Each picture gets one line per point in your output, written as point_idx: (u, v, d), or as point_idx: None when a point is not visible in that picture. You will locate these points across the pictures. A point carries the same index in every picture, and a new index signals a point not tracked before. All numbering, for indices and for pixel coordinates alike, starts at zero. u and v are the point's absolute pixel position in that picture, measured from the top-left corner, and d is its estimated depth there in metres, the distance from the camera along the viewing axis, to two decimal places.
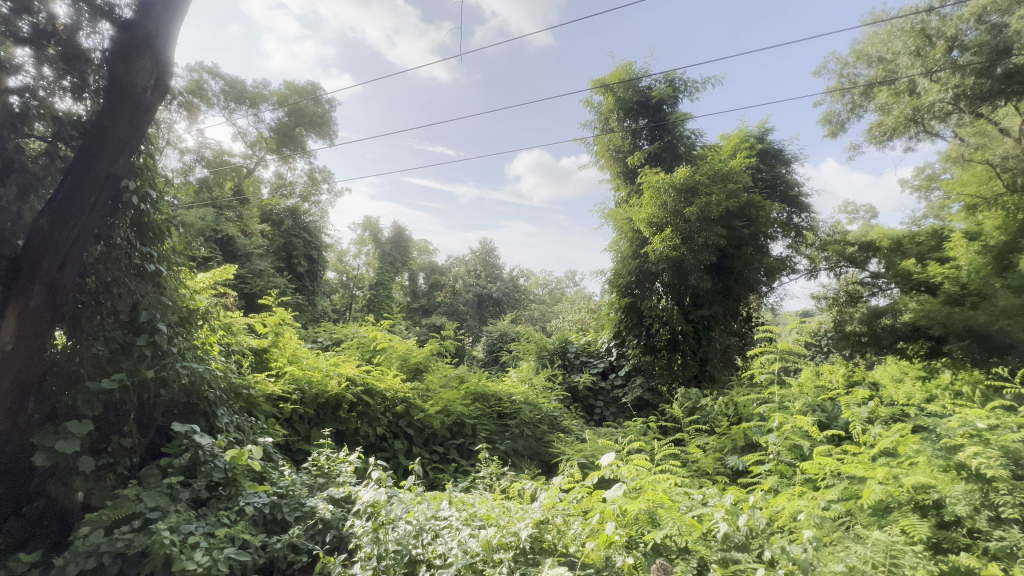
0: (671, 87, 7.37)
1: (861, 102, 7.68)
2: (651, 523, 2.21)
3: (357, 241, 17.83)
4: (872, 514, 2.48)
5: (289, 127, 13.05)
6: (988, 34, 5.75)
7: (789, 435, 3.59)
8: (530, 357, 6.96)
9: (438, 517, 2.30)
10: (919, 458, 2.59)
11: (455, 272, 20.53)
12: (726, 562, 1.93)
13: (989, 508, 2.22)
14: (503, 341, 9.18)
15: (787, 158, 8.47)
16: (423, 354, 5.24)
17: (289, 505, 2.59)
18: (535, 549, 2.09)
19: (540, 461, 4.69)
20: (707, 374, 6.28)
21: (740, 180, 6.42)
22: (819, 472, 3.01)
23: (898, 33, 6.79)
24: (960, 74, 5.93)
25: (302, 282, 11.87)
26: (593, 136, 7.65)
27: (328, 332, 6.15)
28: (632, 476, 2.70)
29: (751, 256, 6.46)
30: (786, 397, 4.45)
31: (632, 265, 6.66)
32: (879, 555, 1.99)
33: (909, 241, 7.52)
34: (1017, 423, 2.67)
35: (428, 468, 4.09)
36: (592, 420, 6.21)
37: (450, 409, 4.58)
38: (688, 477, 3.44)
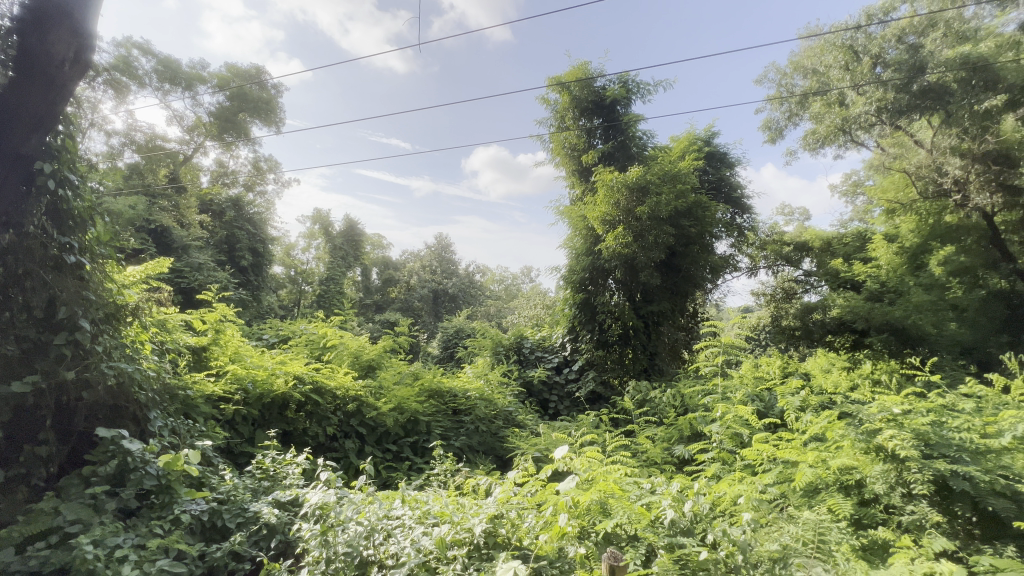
0: (624, 89, 7.53)
1: (796, 111, 8.15)
2: (602, 513, 2.27)
3: (306, 235, 17.10)
4: (803, 495, 2.70)
5: (230, 112, 12.29)
6: (907, 53, 6.30)
7: (731, 424, 3.80)
8: (486, 353, 6.96)
9: (390, 516, 2.26)
10: (844, 441, 2.79)
11: (410, 268, 20.16)
12: (673, 547, 2.01)
13: (903, 486, 2.42)
14: (459, 337, 9.11)
15: (731, 161, 8.89)
16: (376, 351, 5.10)
17: (230, 511, 2.47)
18: (489, 543, 2.10)
19: (495, 456, 4.72)
20: (656, 367, 6.52)
21: (688, 181, 6.67)
22: (757, 458, 3.20)
23: (830, 48, 7.26)
24: (883, 89, 6.35)
25: (246, 276, 11.33)
26: (549, 134, 7.71)
27: (275, 329, 5.88)
28: (585, 468, 2.75)
29: (698, 254, 6.74)
30: (728, 388, 4.71)
31: (586, 261, 6.82)
32: (809, 533, 2.14)
33: (838, 242, 8.26)
34: (926, 408, 2.92)
35: (380, 467, 4.02)
36: (546, 414, 6.28)
37: (404, 407, 4.50)
38: (638, 467, 3.57)
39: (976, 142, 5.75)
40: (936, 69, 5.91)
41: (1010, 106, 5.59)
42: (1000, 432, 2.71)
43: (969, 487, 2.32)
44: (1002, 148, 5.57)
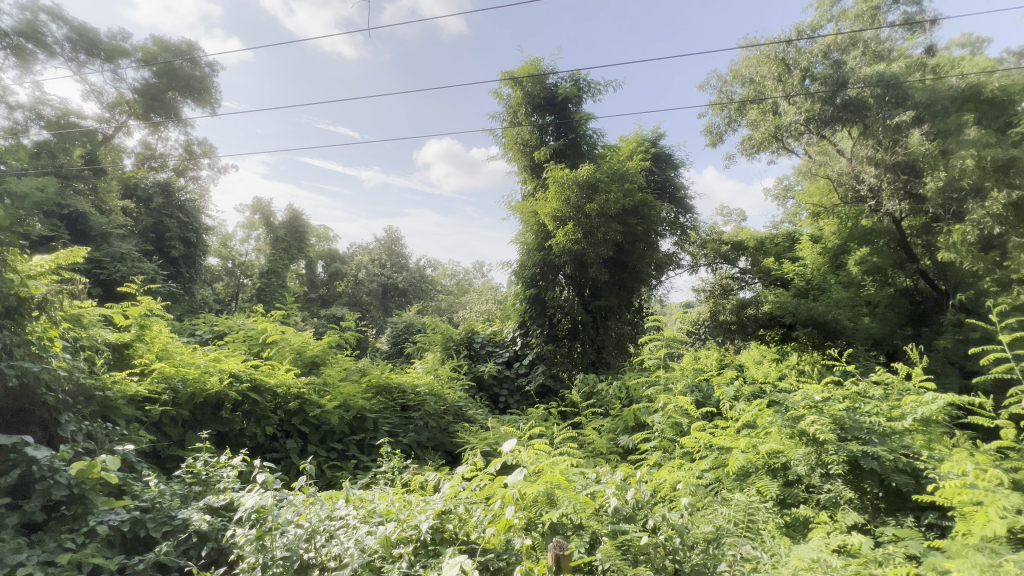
0: (576, 87, 7.62)
1: (735, 118, 8.53)
2: (549, 504, 2.30)
3: (245, 225, 16.09)
4: (735, 478, 2.88)
5: (158, 90, 11.32)
6: (831, 68, 6.69)
7: (672, 414, 3.98)
8: (436, 348, 6.85)
9: (334, 517, 2.19)
10: (772, 427, 2.99)
11: (358, 261, 19.52)
12: (615, 533, 2.08)
13: (821, 466, 2.64)
14: (409, 332, 8.93)
15: (676, 162, 9.26)
16: (321, 346, 4.88)
17: (155, 519, 2.29)
18: (436, 539, 2.09)
19: (444, 451, 4.69)
20: (603, 361, 6.74)
21: (635, 181, 6.88)
22: (694, 445, 3.37)
23: (765, 60, 7.60)
24: (811, 100, 6.74)
25: (176, 268, 10.57)
26: (501, 128, 7.69)
27: (208, 324, 5.51)
28: (532, 460, 2.78)
29: (644, 252, 6.99)
30: (669, 379, 4.93)
31: (537, 257, 6.90)
32: (739, 514, 2.29)
33: (770, 242, 8.80)
34: (842, 395, 3.18)
35: (324, 466, 3.89)
36: (496, 409, 6.27)
37: (350, 404, 4.36)
38: (584, 457, 3.66)
39: (888, 154, 6.32)
40: (855, 84, 6.39)
41: (916, 122, 6.21)
42: (902, 414, 3.01)
43: (877, 465, 2.57)
44: (909, 160, 6.18)
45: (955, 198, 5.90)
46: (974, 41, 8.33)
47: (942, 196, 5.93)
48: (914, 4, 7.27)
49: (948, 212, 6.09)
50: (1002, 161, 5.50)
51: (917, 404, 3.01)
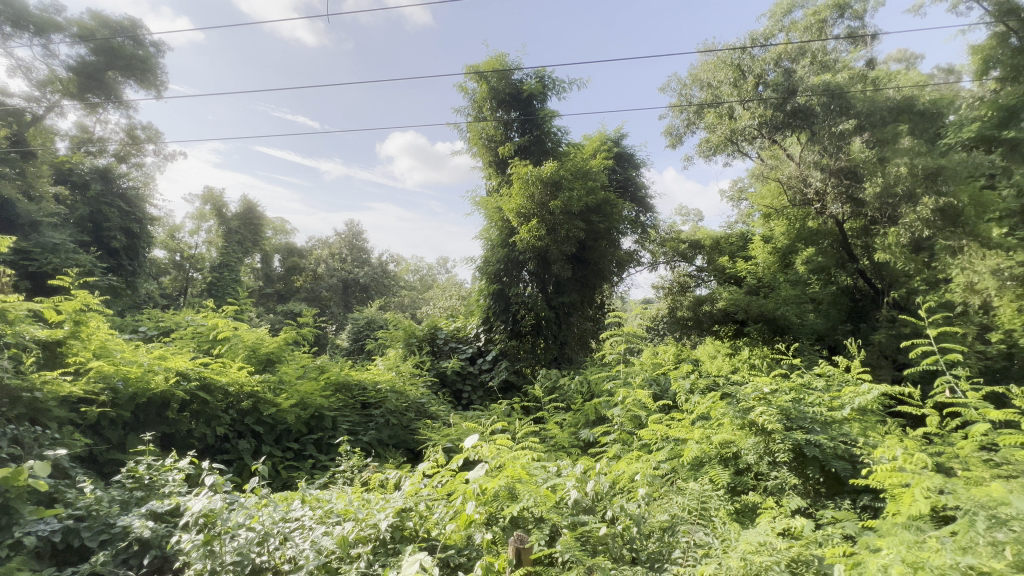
0: (541, 84, 7.65)
1: (693, 121, 8.72)
2: (510, 498, 2.32)
3: (194, 216, 15.23)
4: (689, 468, 2.98)
5: (96, 69, 10.56)
6: (782, 76, 7.10)
7: (631, 407, 4.09)
8: (398, 344, 6.72)
9: (288, 519, 2.12)
10: (724, 419, 3.11)
11: (317, 255, 18.90)
12: (575, 525, 2.10)
13: (769, 455, 2.78)
14: (370, 329, 8.73)
15: (637, 162, 9.47)
16: (277, 343, 4.69)
17: (91, 528, 2.15)
18: (396, 538, 2.07)
19: (406, 449, 4.62)
20: (566, 356, 6.83)
21: (598, 179, 7.01)
22: (652, 437, 3.46)
23: (722, 65, 7.74)
24: (763, 106, 7.01)
25: (117, 260, 9.92)
26: (466, 123, 7.62)
27: (154, 320, 5.20)
28: (494, 455, 2.77)
29: (605, 249, 7.14)
30: (629, 373, 5.06)
31: (501, 253, 6.91)
32: (693, 503, 2.38)
33: (725, 242, 9.06)
34: (789, 387, 3.35)
35: (280, 467, 3.77)
36: (459, 405, 6.21)
37: (307, 402, 4.23)
38: (545, 451, 3.69)
39: (833, 159, 6.69)
40: (804, 92, 6.71)
41: (858, 130, 6.62)
42: (842, 404, 3.22)
43: (819, 453, 2.73)
44: (851, 166, 6.58)
45: (890, 203, 6.34)
46: (908, 57, 9.01)
47: (878, 200, 6.33)
48: (856, 20, 7.78)
49: (884, 215, 6.54)
50: (932, 169, 5.92)
51: (855, 394, 3.22)
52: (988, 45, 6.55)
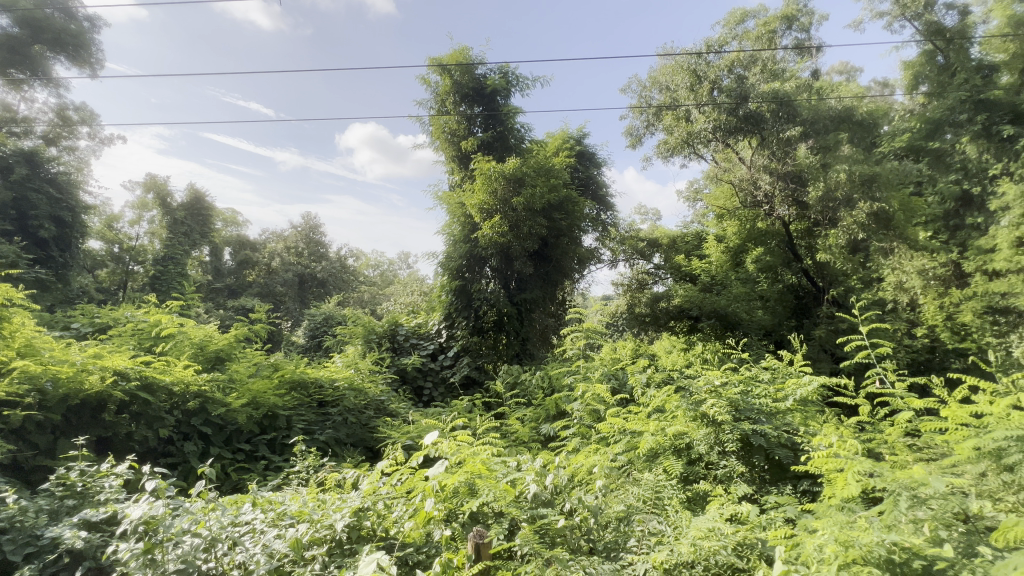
0: (504, 80, 7.64)
1: (653, 122, 8.81)
2: (469, 494, 2.34)
3: (134, 205, 14.24)
4: (645, 459, 3.08)
5: (20, 42, 9.66)
6: (735, 82, 7.29)
7: (590, 401, 4.18)
8: (357, 341, 6.54)
9: (238, 523, 2.03)
10: (678, 411, 3.23)
11: (271, 249, 18.16)
12: (534, 518, 2.13)
13: (718, 445, 2.92)
14: (328, 325, 8.46)
15: (598, 161, 9.62)
16: (228, 340, 4.48)
17: (16, 541, 1.98)
18: (352, 538, 2.03)
19: (364, 448, 4.53)
20: (527, 352, 6.88)
21: (560, 176, 7.10)
22: (609, 430, 3.55)
23: (679, 70, 7.84)
24: (718, 110, 7.27)
25: (45, 251, 9.15)
26: (428, 116, 7.50)
27: (88, 316, 4.83)
28: (454, 451, 2.76)
29: (567, 246, 7.27)
30: (588, 368, 5.17)
31: (463, 249, 6.85)
32: (648, 493, 2.46)
33: (681, 241, 9.36)
34: (737, 380, 3.51)
35: (229, 469, 3.61)
36: (420, 402, 6.12)
37: (260, 401, 4.07)
38: (506, 446, 3.70)
39: (780, 164, 7.04)
40: (756, 99, 7.02)
41: (804, 136, 7.00)
42: (785, 395, 3.41)
43: (764, 441, 2.89)
44: (796, 170, 6.97)
45: (831, 206, 6.74)
46: (849, 70, 9.61)
47: (820, 203, 6.72)
48: (802, 32, 8.28)
49: (825, 218, 6.96)
50: (868, 176, 6.34)
51: (797, 385, 3.42)
52: (918, 62, 7.09)
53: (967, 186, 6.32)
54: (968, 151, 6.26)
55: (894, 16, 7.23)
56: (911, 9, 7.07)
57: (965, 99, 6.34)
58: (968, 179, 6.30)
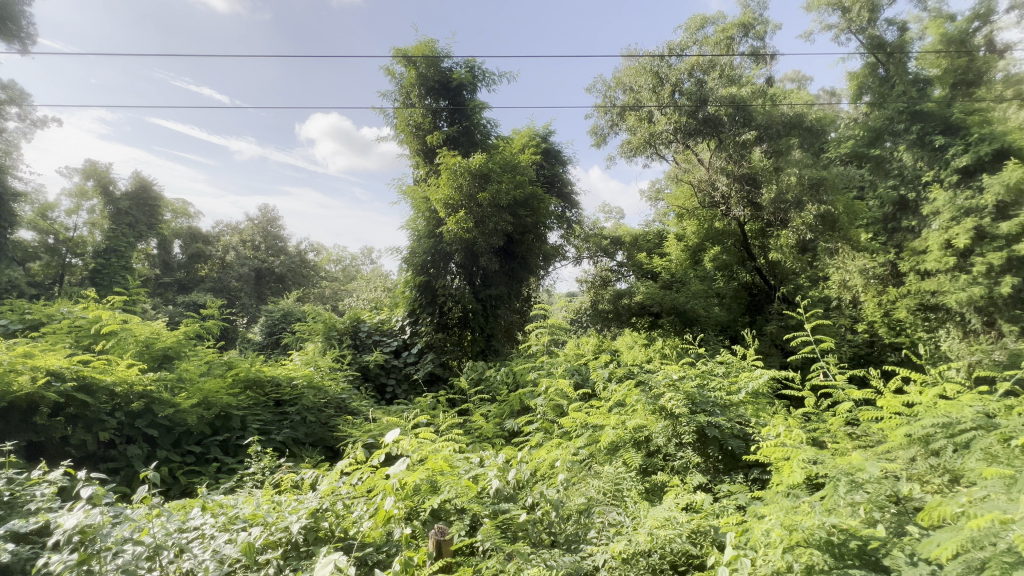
0: (471, 74, 7.58)
1: (617, 122, 8.81)
2: (431, 491, 2.32)
3: (72, 193, 13.25)
4: (606, 452, 3.15)
5: None
6: (696, 85, 7.51)
7: (553, 396, 4.23)
8: (317, 338, 6.33)
9: (185, 528, 1.94)
10: (638, 405, 3.32)
11: (225, 241, 17.33)
12: (496, 514, 2.14)
13: (676, 437, 3.03)
14: (286, 321, 8.16)
15: (564, 159, 9.68)
16: (177, 337, 4.25)
17: None
18: (310, 540, 1.98)
19: (324, 447, 4.41)
20: (492, 348, 6.88)
21: (526, 173, 7.13)
22: (572, 425, 3.59)
23: (642, 71, 7.98)
24: (679, 112, 7.48)
25: None
26: (393, 108, 7.34)
27: (17, 312, 4.45)
28: (416, 449, 2.72)
29: (532, 243, 7.35)
30: (552, 364, 5.23)
31: (428, 244, 6.77)
32: (609, 485, 2.52)
33: (643, 239, 9.58)
34: (694, 373, 3.63)
35: (178, 473, 3.43)
36: (382, 400, 5.97)
37: (212, 402, 3.89)
38: (469, 442, 3.69)
39: (736, 166, 7.32)
40: (715, 102, 7.26)
41: (758, 140, 7.28)
42: (739, 388, 3.56)
43: (718, 433, 3.01)
44: (751, 172, 7.26)
45: (783, 208, 7.06)
46: (800, 78, 10.09)
47: (773, 205, 7.05)
48: (758, 40, 8.62)
49: (777, 219, 7.30)
50: (816, 179, 6.69)
51: (749, 378, 3.58)
52: (862, 73, 7.51)
53: (903, 192, 6.72)
54: (904, 159, 6.70)
55: (841, 29, 7.65)
56: (857, 23, 7.47)
57: (903, 110, 6.76)
58: (905, 185, 6.71)
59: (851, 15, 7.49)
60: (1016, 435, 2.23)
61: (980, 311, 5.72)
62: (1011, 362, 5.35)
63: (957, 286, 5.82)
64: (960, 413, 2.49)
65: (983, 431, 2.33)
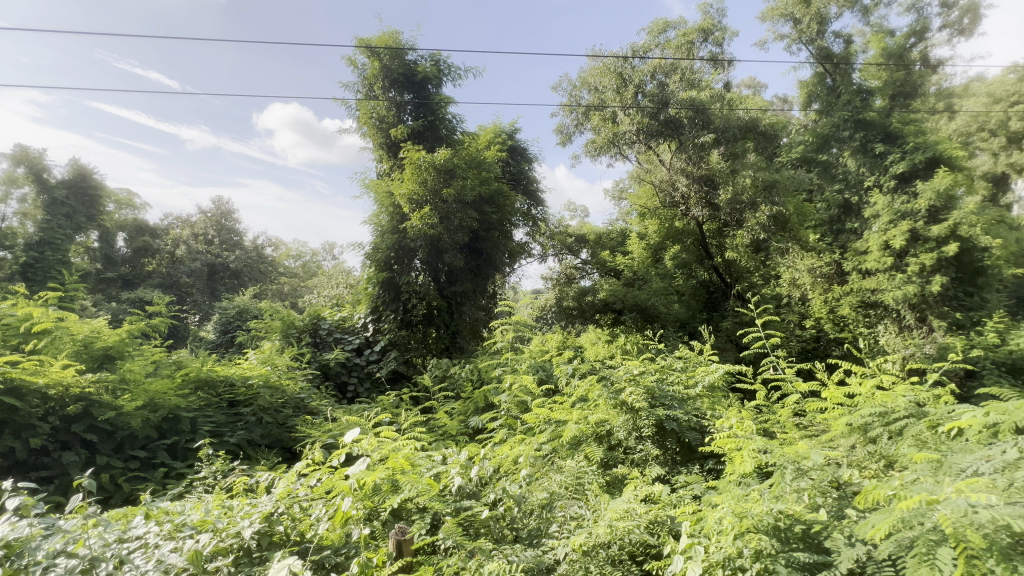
0: (436, 68, 7.47)
1: (581, 122, 8.89)
2: (392, 491, 2.28)
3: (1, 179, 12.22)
4: (568, 447, 3.20)
5: None
6: (658, 87, 7.70)
7: (518, 393, 4.25)
8: (274, 336, 6.10)
9: (126, 539, 1.83)
10: (600, 400, 3.39)
11: (175, 235, 16.41)
12: (458, 511, 2.13)
13: (636, 430, 3.11)
14: (242, 319, 7.82)
15: (530, 157, 9.70)
16: (119, 336, 3.99)
17: None
18: (263, 545, 1.90)
19: (281, 449, 4.27)
20: (457, 345, 6.82)
21: (491, 170, 7.11)
22: (536, 421, 3.62)
23: (606, 71, 8.10)
24: (642, 113, 7.65)
25: None
26: (355, 100, 7.14)
27: None
28: (376, 448, 2.67)
29: (498, 240, 7.32)
30: (516, 360, 5.24)
31: (391, 240, 6.64)
32: (571, 479, 2.56)
33: (607, 238, 9.75)
34: (653, 368, 3.72)
35: (121, 480, 3.24)
36: (343, 399, 5.82)
37: (158, 403, 3.67)
38: (432, 440, 3.66)
39: (695, 167, 7.52)
40: (676, 105, 7.46)
41: (717, 143, 7.53)
42: (696, 381, 3.68)
43: (676, 426, 3.10)
44: (710, 174, 7.50)
45: (738, 209, 7.34)
46: (756, 85, 10.51)
47: (729, 205, 7.31)
48: (717, 46, 8.92)
49: (733, 219, 7.59)
50: (769, 182, 6.99)
51: (705, 372, 3.71)
52: (811, 82, 7.90)
53: (847, 196, 7.13)
54: (849, 164, 7.09)
55: (793, 39, 8.02)
56: (807, 34, 7.87)
57: (848, 118, 7.17)
58: (849, 190, 7.12)
59: (802, 26, 7.86)
60: (942, 422, 2.43)
61: (913, 307, 6.21)
62: (939, 353, 5.87)
63: (894, 284, 6.23)
64: (895, 402, 2.68)
65: (915, 419, 2.52)
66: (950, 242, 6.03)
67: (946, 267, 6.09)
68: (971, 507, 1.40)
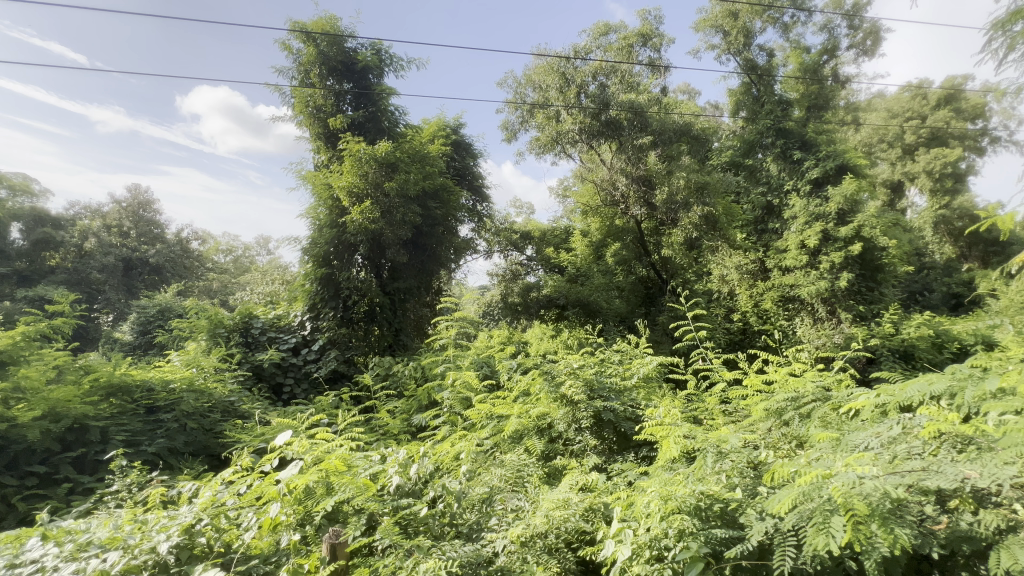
0: (377, 57, 7.24)
1: (526, 119, 8.96)
2: (327, 492, 2.22)
3: None
4: (510, 440, 3.25)
5: None
6: (598, 89, 7.93)
7: (460, 390, 4.25)
8: (200, 336, 5.68)
9: (18, 564, 1.64)
10: (541, 394, 3.46)
11: (83, 226, 14.80)
12: (396, 510, 2.11)
13: (575, 422, 3.21)
14: (163, 319, 7.21)
15: (475, 152, 9.64)
16: (11, 339, 3.55)
17: None
18: (183, 559, 1.77)
19: (207, 456, 4.00)
20: (400, 343, 6.67)
21: (435, 164, 7.01)
22: (478, 417, 3.64)
23: (550, 70, 8.22)
24: (583, 114, 7.83)
25: None
26: (289, 87, 6.77)
27: None
28: (309, 450, 2.57)
29: (442, 235, 7.23)
30: (460, 357, 5.22)
31: (330, 234, 6.40)
32: (511, 473, 2.60)
33: (552, 234, 9.91)
34: (593, 361, 3.84)
35: (15, 498, 2.91)
36: (278, 401, 5.54)
37: (61, 413, 3.31)
38: (372, 440, 3.57)
39: (634, 167, 7.81)
40: (617, 106, 7.70)
41: (654, 145, 7.85)
42: (632, 374, 3.85)
43: (612, 416, 3.24)
44: (647, 174, 7.81)
45: (673, 208, 7.73)
46: (690, 90, 11.06)
47: (665, 205, 7.68)
48: (654, 51, 9.28)
49: (669, 219, 7.98)
50: (700, 183, 7.41)
51: (640, 364, 3.89)
52: (739, 91, 8.42)
53: (770, 198, 7.70)
54: (771, 169, 7.67)
55: (722, 50, 8.53)
56: (734, 46, 8.40)
57: (770, 126, 7.75)
58: (770, 193, 7.70)
59: (730, 38, 8.37)
60: (843, 404, 2.70)
61: (824, 301, 6.85)
62: (845, 342, 6.53)
63: (809, 280, 6.83)
64: (805, 388, 2.95)
65: (821, 402, 2.79)
66: (855, 242, 6.70)
67: (852, 264, 6.76)
68: (859, 478, 1.58)
